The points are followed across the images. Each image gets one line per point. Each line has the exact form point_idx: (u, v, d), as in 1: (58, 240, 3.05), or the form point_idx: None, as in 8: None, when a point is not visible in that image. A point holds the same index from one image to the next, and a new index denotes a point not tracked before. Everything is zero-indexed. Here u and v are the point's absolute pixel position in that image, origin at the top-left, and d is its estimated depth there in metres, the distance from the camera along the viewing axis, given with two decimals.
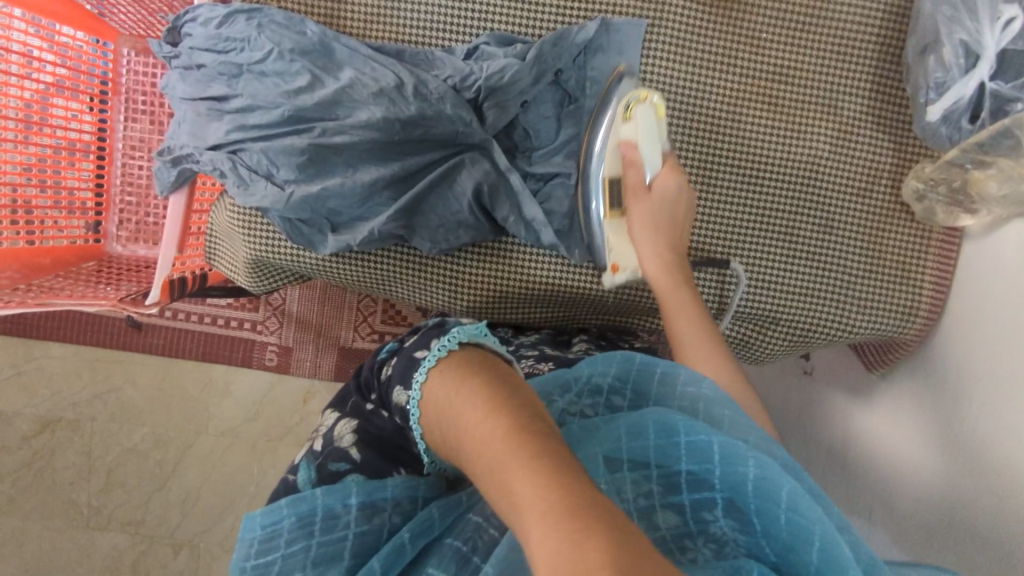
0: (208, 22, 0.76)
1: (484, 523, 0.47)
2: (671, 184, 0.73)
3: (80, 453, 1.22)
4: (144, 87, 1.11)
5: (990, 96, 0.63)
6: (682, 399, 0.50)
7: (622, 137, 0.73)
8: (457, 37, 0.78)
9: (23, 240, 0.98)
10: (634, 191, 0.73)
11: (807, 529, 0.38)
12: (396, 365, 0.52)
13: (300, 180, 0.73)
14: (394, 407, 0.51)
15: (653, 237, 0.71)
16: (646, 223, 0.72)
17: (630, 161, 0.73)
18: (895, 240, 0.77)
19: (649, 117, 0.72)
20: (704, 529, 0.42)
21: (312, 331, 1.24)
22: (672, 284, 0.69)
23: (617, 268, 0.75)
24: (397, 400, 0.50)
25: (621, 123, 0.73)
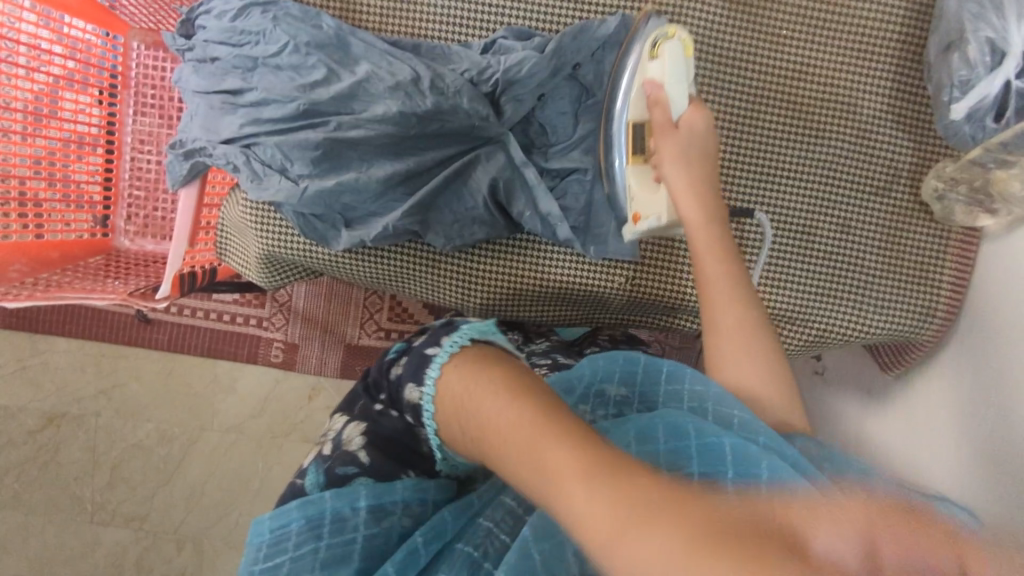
0: (223, 14, 0.75)
1: (496, 530, 0.47)
2: (700, 121, 0.69)
3: (85, 448, 1.21)
4: (153, 81, 1.10)
5: (1016, 95, 0.61)
6: (690, 398, 0.51)
7: (649, 74, 0.70)
8: (474, 32, 0.77)
9: (32, 234, 0.96)
10: (661, 128, 0.68)
11: None
12: (407, 364, 0.51)
13: (314, 175, 0.72)
14: (405, 406, 0.50)
15: (686, 170, 0.67)
16: (676, 160, 0.67)
17: (656, 101, 0.69)
18: (914, 241, 0.77)
19: (678, 55, 0.70)
20: None
21: (319, 328, 1.23)
22: (706, 218, 0.65)
23: (639, 218, 0.72)
24: (409, 396, 0.49)
25: (649, 61, 0.70)
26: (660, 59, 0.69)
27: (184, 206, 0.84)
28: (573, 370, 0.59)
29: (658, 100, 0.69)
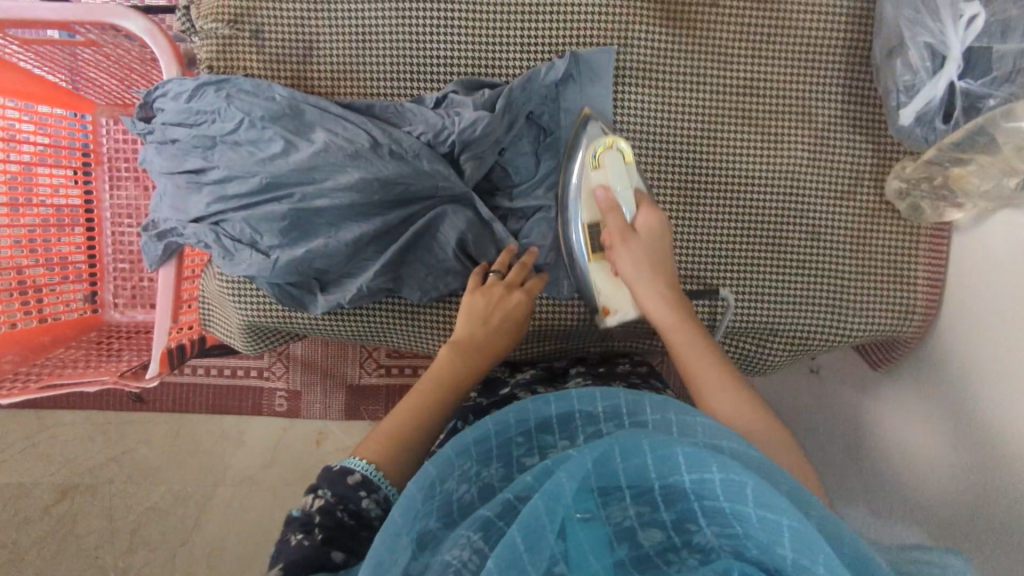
0: (178, 96, 0.76)
1: (463, 569, 0.41)
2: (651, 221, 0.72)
3: (102, 517, 1.21)
4: (126, 154, 1.11)
5: (962, 95, 0.62)
6: (653, 414, 0.50)
7: (593, 183, 0.74)
8: (426, 85, 0.78)
9: (18, 304, 0.97)
10: (619, 234, 0.71)
11: (778, 522, 0.39)
12: (327, 475, 0.58)
13: (284, 245, 0.73)
14: (352, 494, 0.56)
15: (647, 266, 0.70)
16: (639, 265, 0.70)
17: (608, 207, 0.72)
18: (884, 239, 0.77)
19: (618, 161, 0.73)
20: (688, 540, 0.44)
21: (318, 372, 1.24)
22: (682, 321, 0.68)
23: (609, 310, 0.75)
24: (357, 476, 0.57)
25: (591, 169, 0.74)
26: (601, 170, 0.73)
27: (164, 283, 0.85)
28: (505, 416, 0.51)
29: (610, 208, 0.72)
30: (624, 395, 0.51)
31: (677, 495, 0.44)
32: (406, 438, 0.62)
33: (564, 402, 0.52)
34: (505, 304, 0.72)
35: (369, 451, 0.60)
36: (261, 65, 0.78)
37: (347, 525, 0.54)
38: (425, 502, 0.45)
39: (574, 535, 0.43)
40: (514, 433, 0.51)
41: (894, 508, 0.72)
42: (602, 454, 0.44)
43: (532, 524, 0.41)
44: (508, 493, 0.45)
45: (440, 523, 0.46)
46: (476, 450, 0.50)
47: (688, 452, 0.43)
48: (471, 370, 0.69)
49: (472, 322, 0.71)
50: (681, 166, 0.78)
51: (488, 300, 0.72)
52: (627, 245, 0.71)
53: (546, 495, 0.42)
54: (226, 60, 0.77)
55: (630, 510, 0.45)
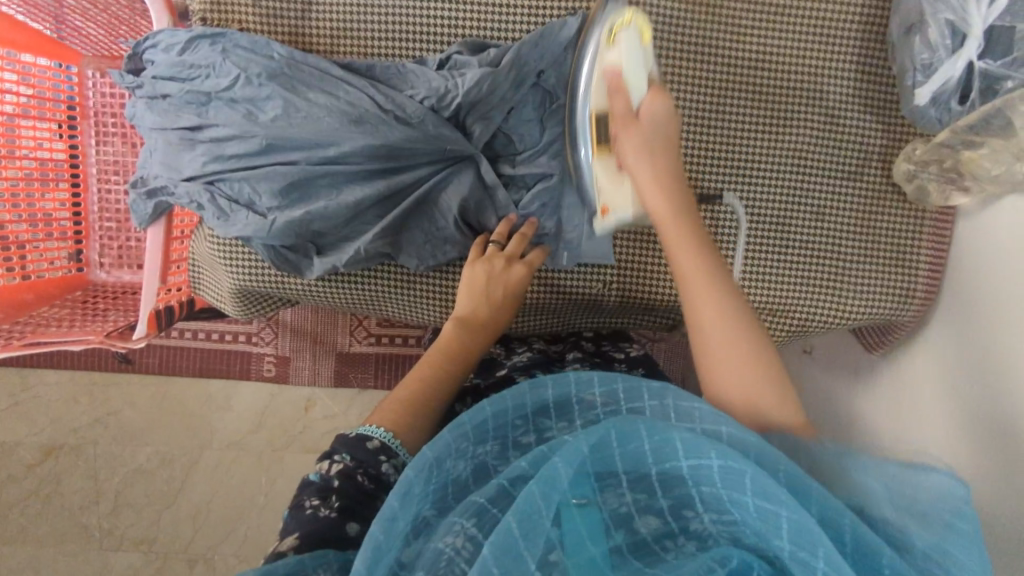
0: (170, 48, 0.73)
1: (456, 556, 0.41)
2: (660, 110, 0.64)
3: (86, 477, 1.20)
4: (112, 109, 1.07)
5: (979, 76, 0.61)
6: (650, 395, 0.48)
7: (606, 63, 0.66)
8: (430, 47, 0.76)
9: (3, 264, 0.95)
10: (621, 120, 0.64)
11: (775, 513, 0.39)
12: (345, 441, 0.57)
13: (283, 206, 0.71)
14: (372, 459, 0.56)
15: (651, 162, 0.62)
16: (638, 150, 0.63)
17: (616, 89, 0.64)
18: (889, 222, 0.76)
19: (634, 40, 0.65)
20: (685, 527, 0.44)
21: (308, 339, 1.22)
22: (674, 211, 0.61)
23: (607, 211, 0.68)
24: (377, 442, 0.57)
25: (606, 49, 0.66)
26: (615, 48, 0.65)
27: (153, 244, 0.83)
28: (519, 389, 0.51)
29: (617, 88, 0.64)
30: (622, 380, 0.50)
31: (675, 480, 0.44)
32: (421, 406, 0.62)
33: (561, 387, 0.51)
34: (508, 279, 0.72)
35: (385, 420, 0.60)
36: (257, 20, 0.74)
37: (365, 490, 0.54)
38: (421, 487, 0.45)
39: (569, 522, 0.42)
40: (512, 416, 0.50)
41: None
42: (600, 440, 0.44)
43: (526, 510, 0.40)
44: (503, 478, 0.45)
45: (434, 510, 0.46)
46: (474, 430, 0.49)
47: (686, 438, 0.42)
48: (476, 344, 0.69)
49: (476, 297, 0.71)
50: (689, 139, 0.76)
51: (490, 275, 0.72)
52: (628, 132, 0.63)
53: (541, 481, 0.41)
54: (221, 13, 0.74)
55: (628, 497, 0.44)
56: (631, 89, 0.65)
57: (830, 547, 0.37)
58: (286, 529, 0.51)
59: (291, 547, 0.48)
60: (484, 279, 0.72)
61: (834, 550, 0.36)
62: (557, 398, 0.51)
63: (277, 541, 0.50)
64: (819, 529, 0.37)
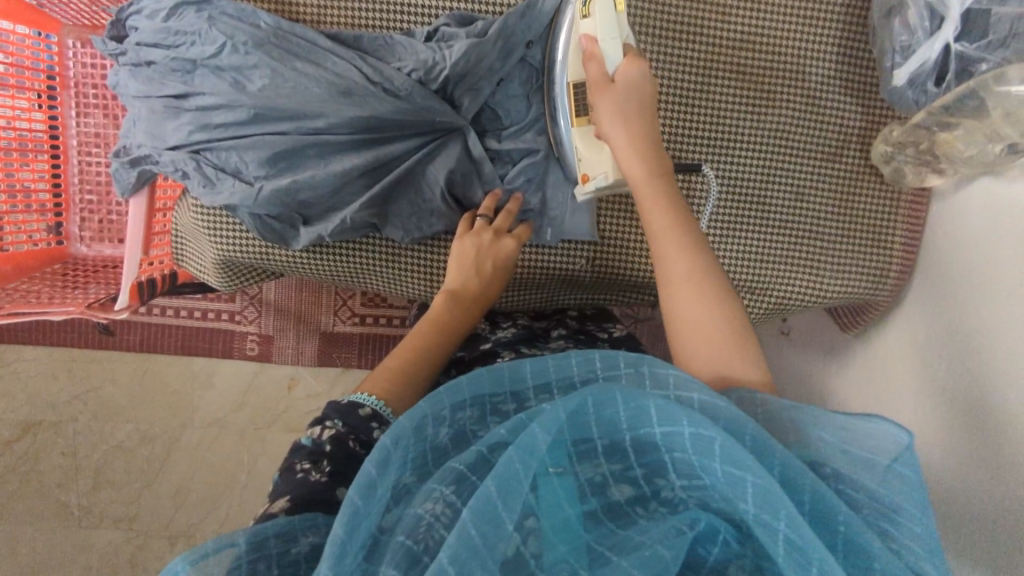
0: (155, 14, 0.72)
1: (435, 523, 0.41)
2: (635, 76, 0.65)
3: (66, 454, 1.19)
4: (93, 80, 1.05)
5: (955, 58, 0.63)
6: (628, 362, 0.49)
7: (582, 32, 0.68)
8: (418, 20, 0.76)
9: None
10: (596, 86, 0.66)
11: (742, 478, 0.40)
12: (336, 407, 0.58)
13: (270, 175, 0.71)
14: (362, 425, 0.57)
15: (625, 130, 0.65)
16: (612, 119, 0.65)
17: (590, 56, 0.66)
18: (867, 202, 0.78)
19: (609, 6, 0.66)
20: (657, 493, 0.45)
21: (292, 318, 1.22)
22: (648, 174, 0.64)
23: (588, 178, 0.72)
24: (367, 409, 0.58)
25: (581, 19, 0.68)
26: (590, 15, 0.66)
27: (134, 215, 0.82)
28: (505, 368, 0.50)
29: (592, 55, 0.66)
30: (601, 359, 0.50)
31: (647, 446, 0.45)
32: (408, 372, 0.63)
33: (539, 368, 0.51)
34: (496, 253, 0.73)
35: (374, 387, 0.61)
36: None
37: (355, 455, 0.55)
38: (400, 454, 0.45)
39: (546, 488, 0.43)
40: (489, 388, 0.50)
41: None
42: (576, 408, 0.44)
43: (507, 474, 0.41)
44: (480, 445, 0.45)
45: (414, 476, 0.46)
46: (450, 403, 0.48)
47: (660, 405, 0.43)
48: (462, 316, 0.70)
49: (461, 271, 0.72)
50: (674, 117, 0.77)
51: (479, 249, 0.73)
52: (601, 99, 0.65)
53: (520, 448, 0.41)
54: None
55: (602, 465, 0.45)
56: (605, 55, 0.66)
57: (792, 510, 0.38)
58: (275, 492, 0.52)
59: (282, 509, 0.49)
60: (472, 253, 0.73)
61: (794, 512, 0.37)
62: (533, 375, 0.50)
63: (266, 503, 0.51)
64: (784, 495, 0.38)
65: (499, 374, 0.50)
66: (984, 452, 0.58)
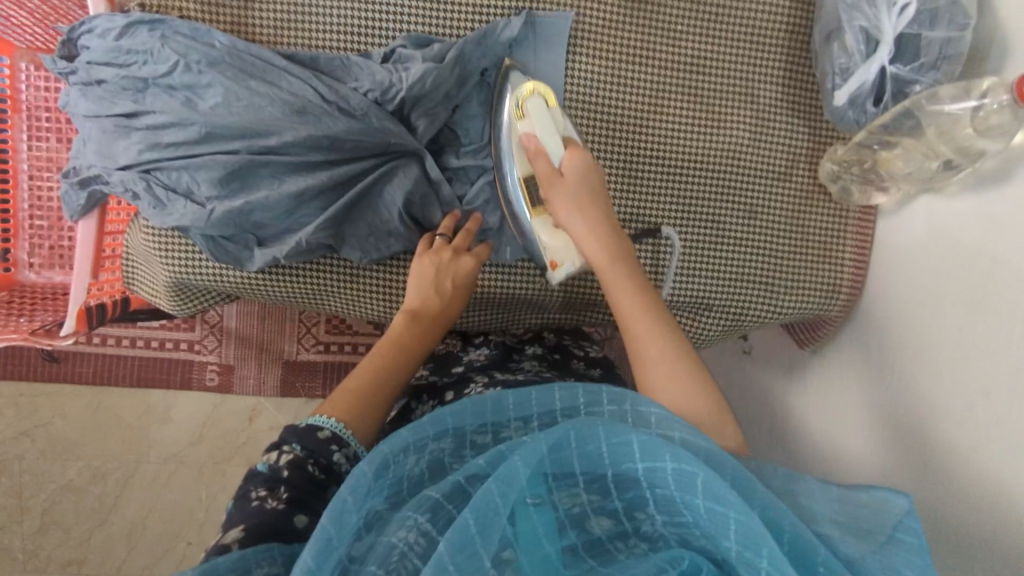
0: (107, 33, 0.71)
1: (409, 552, 0.40)
2: (578, 164, 0.69)
3: (10, 495, 1.13)
4: (47, 103, 1.01)
5: (891, 79, 0.66)
6: (609, 398, 0.49)
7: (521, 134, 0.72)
8: (374, 41, 0.76)
9: None
10: (545, 178, 0.69)
11: (724, 515, 0.39)
12: (294, 429, 0.56)
13: (222, 196, 0.70)
14: (323, 450, 0.55)
15: (583, 217, 0.67)
16: (569, 205, 0.68)
17: (534, 151, 0.71)
18: (818, 220, 0.80)
19: (541, 108, 0.72)
20: (637, 528, 0.44)
21: (253, 346, 1.20)
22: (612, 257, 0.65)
23: (556, 264, 0.74)
24: (325, 432, 0.56)
25: (517, 121, 0.73)
26: (527, 119, 0.72)
27: (83, 238, 0.80)
28: (487, 395, 0.50)
29: (535, 150, 0.71)
30: (583, 391, 0.49)
31: (629, 482, 0.44)
32: (369, 396, 0.61)
33: (522, 399, 0.49)
34: (457, 272, 0.73)
35: (334, 410, 0.59)
36: (198, 7, 0.73)
37: (314, 480, 0.53)
38: (376, 481, 0.43)
39: (524, 521, 0.41)
40: (471, 418, 0.49)
41: None
42: (557, 442, 0.43)
43: (485, 507, 0.39)
44: (458, 475, 0.44)
45: (388, 504, 0.45)
46: (432, 432, 0.47)
47: (643, 439, 0.42)
48: (427, 334, 0.69)
49: (425, 291, 0.72)
50: (628, 138, 0.78)
51: (440, 268, 0.73)
52: (555, 190, 0.68)
53: (499, 479, 0.41)
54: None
55: (582, 497, 0.44)
56: (548, 149, 0.71)
57: (774, 547, 0.37)
58: (227, 520, 0.49)
59: (236, 540, 0.46)
60: (433, 271, 0.72)
61: (776, 551, 0.37)
62: (516, 406, 0.49)
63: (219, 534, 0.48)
64: (764, 529, 0.38)
65: (483, 402, 0.49)
66: (935, 465, 0.60)
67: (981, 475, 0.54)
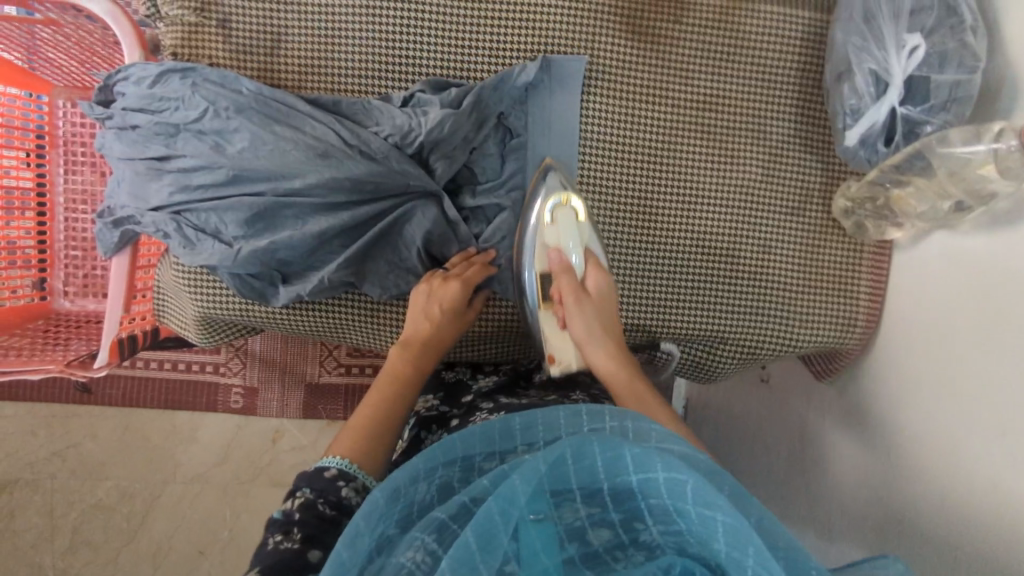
0: (140, 81, 0.74)
1: (416, 571, 0.41)
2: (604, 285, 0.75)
3: (42, 513, 1.17)
4: (82, 139, 1.06)
5: (902, 120, 0.66)
6: (609, 418, 0.50)
7: (548, 243, 0.77)
8: (395, 84, 0.79)
9: None
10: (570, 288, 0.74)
11: (712, 517, 0.41)
12: (301, 478, 0.58)
13: (249, 236, 0.73)
14: (331, 488, 0.56)
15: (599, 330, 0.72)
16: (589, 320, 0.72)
17: (559, 264, 0.75)
18: (831, 255, 0.81)
19: (571, 220, 0.76)
20: (636, 538, 0.46)
21: (277, 368, 1.22)
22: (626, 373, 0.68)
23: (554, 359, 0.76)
24: (331, 470, 0.58)
25: (546, 226, 0.77)
26: (555, 226, 0.76)
27: (116, 273, 0.83)
28: (494, 420, 0.51)
29: (562, 264, 0.75)
30: (586, 413, 0.51)
31: (626, 494, 0.45)
32: (376, 426, 0.63)
33: (528, 421, 0.51)
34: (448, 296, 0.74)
35: (344, 449, 0.60)
36: (226, 54, 0.77)
37: (325, 517, 0.55)
38: (387, 506, 0.45)
39: (527, 537, 0.43)
40: (480, 445, 0.50)
41: (831, 516, 0.76)
42: (557, 459, 0.44)
43: (487, 524, 0.40)
44: (464, 496, 0.45)
45: (398, 528, 0.45)
46: (441, 459, 0.49)
47: (636, 453, 0.43)
48: (421, 362, 0.71)
49: (417, 319, 0.74)
50: (642, 177, 0.80)
51: (429, 297, 0.75)
52: (579, 305, 0.73)
53: (499, 498, 0.41)
54: (191, 48, 0.77)
55: (582, 511, 0.45)
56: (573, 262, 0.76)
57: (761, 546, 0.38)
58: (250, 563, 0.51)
59: None
60: (423, 301, 0.75)
61: (762, 548, 0.38)
62: (522, 429, 0.51)
63: None
64: (751, 530, 0.39)
65: (490, 429, 0.51)
66: (948, 501, 0.60)
67: (993, 513, 0.54)
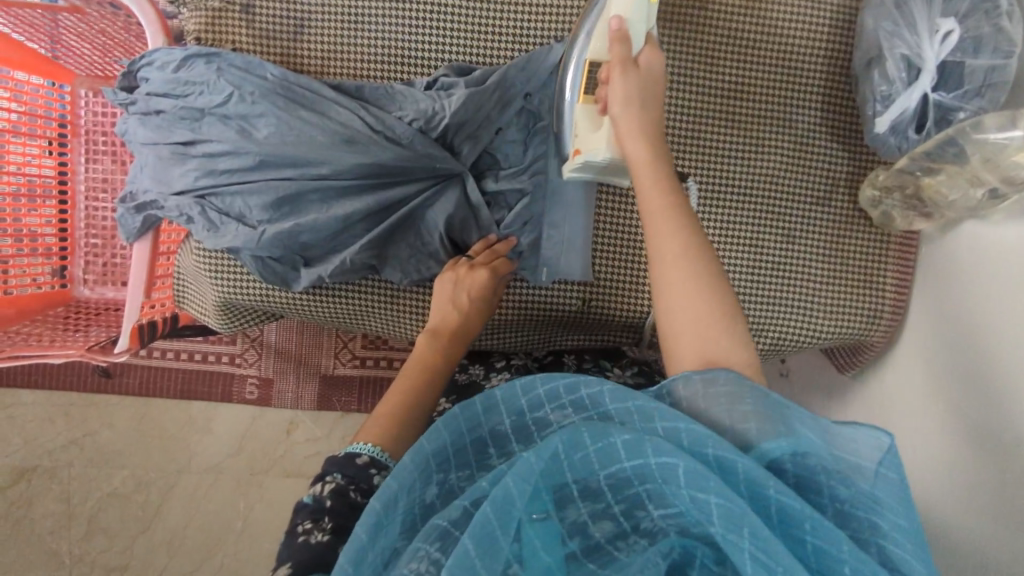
0: (166, 66, 0.75)
1: None
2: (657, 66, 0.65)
3: (59, 500, 1.18)
4: (103, 128, 1.06)
5: (934, 106, 0.65)
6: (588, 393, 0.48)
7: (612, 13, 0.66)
8: (419, 70, 0.79)
9: None
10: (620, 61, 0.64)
11: (706, 501, 0.39)
12: (332, 465, 0.57)
13: (273, 219, 0.73)
14: (362, 476, 0.56)
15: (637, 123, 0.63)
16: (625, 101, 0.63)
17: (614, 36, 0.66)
18: (857, 245, 0.80)
19: None
20: (637, 525, 0.45)
21: (292, 359, 1.22)
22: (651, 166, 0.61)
23: (579, 152, 0.71)
24: (364, 457, 0.57)
25: None
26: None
27: (138, 259, 0.83)
28: (478, 398, 0.49)
29: (620, 35, 0.65)
30: (565, 383, 0.48)
31: (622, 483, 0.44)
32: (400, 411, 0.63)
33: (509, 395, 0.49)
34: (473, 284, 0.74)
35: (370, 437, 0.60)
36: (249, 40, 0.77)
37: (356, 505, 0.55)
38: (387, 515, 0.43)
39: (528, 538, 0.42)
40: (466, 432, 0.49)
41: None
42: (549, 457, 0.42)
43: (484, 533, 0.39)
44: (463, 500, 0.43)
45: (405, 538, 0.45)
46: (430, 452, 0.47)
47: (627, 440, 0.42)
48: (449, 350, 0.71)
49: (444, 307, 0.74)
50: None
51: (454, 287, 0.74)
52: (624, 78, 0.64)
53: (495, 503, 0.40)
54: (215, 34, 0.77)
55: (582, 506, 0.45)
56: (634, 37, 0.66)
57: (757, 525, 0.37)
58: (278, 557, 0.51)
59: None
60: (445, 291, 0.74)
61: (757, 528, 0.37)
62: (506, 404, 0.49)
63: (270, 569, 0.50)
64: (744, 509, 0.38)
65: (473, 410, 0.49)
66: (972, 496, 0.59)
67: (1017, 510, 0.53)
